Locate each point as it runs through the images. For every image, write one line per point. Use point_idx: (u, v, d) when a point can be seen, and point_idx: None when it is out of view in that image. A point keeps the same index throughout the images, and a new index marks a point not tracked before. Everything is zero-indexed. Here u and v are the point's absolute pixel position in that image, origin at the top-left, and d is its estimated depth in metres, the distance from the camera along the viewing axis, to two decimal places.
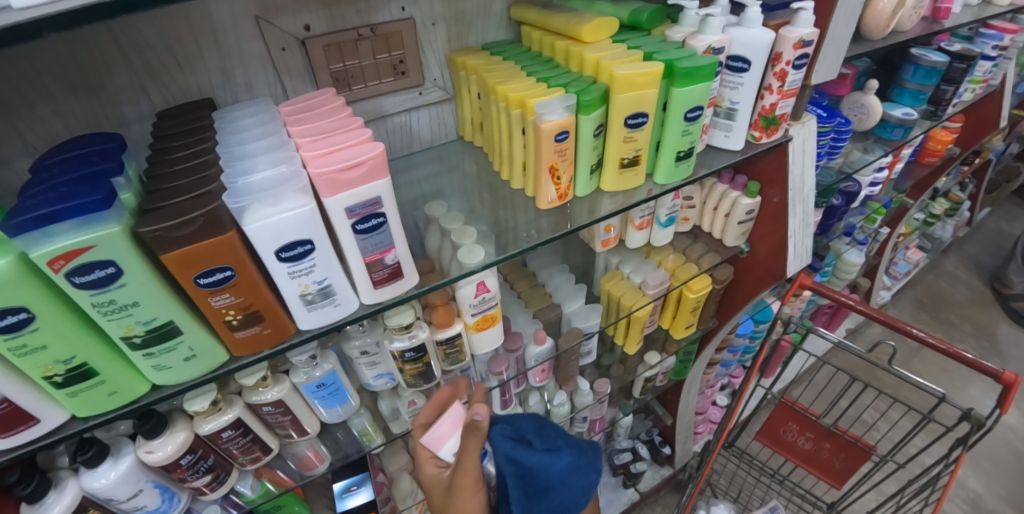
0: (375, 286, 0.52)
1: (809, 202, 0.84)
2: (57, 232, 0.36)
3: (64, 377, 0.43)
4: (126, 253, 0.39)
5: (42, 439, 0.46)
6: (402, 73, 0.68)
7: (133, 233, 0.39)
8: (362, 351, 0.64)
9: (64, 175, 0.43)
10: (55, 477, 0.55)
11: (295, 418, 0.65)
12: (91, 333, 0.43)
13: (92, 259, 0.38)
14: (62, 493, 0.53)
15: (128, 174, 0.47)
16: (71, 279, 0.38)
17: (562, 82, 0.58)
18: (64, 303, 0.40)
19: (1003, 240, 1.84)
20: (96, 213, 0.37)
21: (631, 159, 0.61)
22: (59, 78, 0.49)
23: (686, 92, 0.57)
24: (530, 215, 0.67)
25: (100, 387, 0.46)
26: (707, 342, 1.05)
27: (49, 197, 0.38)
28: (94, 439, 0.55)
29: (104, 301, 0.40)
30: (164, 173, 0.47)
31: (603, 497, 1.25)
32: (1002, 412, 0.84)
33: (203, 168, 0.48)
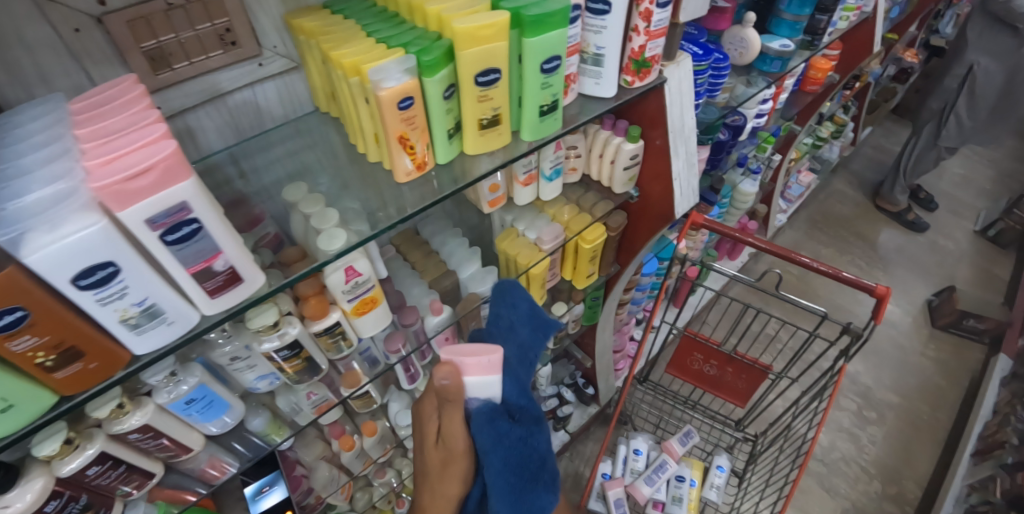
0: (211, 296, 0.47)
1: (691, 141, 0.85)
2: None
3: None
4: None
5: None
6: (233, 43, 0.60)
7: None
8: (232, 357, 0.59)
9: None
10: None
11: (173, 438, 0.60)
12: None
13: None
14: None
15: None
16: None
17: (403, 41, 0.53)
18: None
19: (882, 158, 2.02)
20: None
21: (491, 119, 0.58)
22: None
23: (538, 41, 0.53)
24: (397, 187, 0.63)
25: None
26: (612, 286, 1.08)
27: None
28: None
29: None
30: None
31: None
32: (876, 323, 0.92)
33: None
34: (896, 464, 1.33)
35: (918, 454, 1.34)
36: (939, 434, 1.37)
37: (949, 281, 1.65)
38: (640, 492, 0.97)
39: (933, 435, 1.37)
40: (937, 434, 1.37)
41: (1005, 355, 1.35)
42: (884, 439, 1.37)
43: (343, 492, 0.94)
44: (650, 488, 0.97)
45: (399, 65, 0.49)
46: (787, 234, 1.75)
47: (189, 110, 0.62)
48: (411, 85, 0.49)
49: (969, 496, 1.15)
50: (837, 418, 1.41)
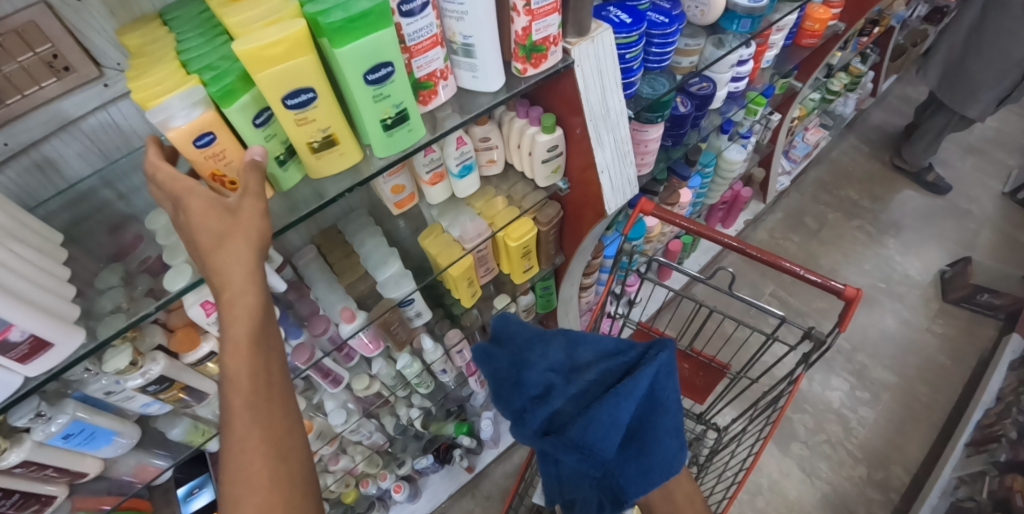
0: (22, 363, 0.45)
1: (620, 127, 0.75)
2: None
3: None
4: None
5: None
6: (65, 69, 0.56)
7: None
8: (107, 391, 0.59)
9: None
10: None
11: (61, 467, 0.62)
12: None
13: None
14: None
15: None
16: None
17: (205, 64, 0.46)
18: None
19: (907, 107, 1.79)
20: None
21: (323, 141, 0.50)
22: None
23: (352, 51, 0.45)
24: None
25: None
26: (563, 275, 1.02)
27: None
28: None
29: None
30: None
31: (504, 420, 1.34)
32: (841, 330, 0.82)
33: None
34: (886, 448, 1.27)
35: (910, 439, 1.27)
36: (936, 417, 1.28)
37: (970, 248, 1.47)
38: None
39: (930, 418, 1.28)
40: (934, 417, 1.28)
41: (1020, 335, 1.26)
42: (875, 422, 1.30)
43: None
44: None
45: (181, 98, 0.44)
46: (792, 198, 1.59)
47: (41, 141, 0.60)
48: (201, 120, 0.45)
49: (957, 489, 1.09)
50: (827, 398, 1.34)
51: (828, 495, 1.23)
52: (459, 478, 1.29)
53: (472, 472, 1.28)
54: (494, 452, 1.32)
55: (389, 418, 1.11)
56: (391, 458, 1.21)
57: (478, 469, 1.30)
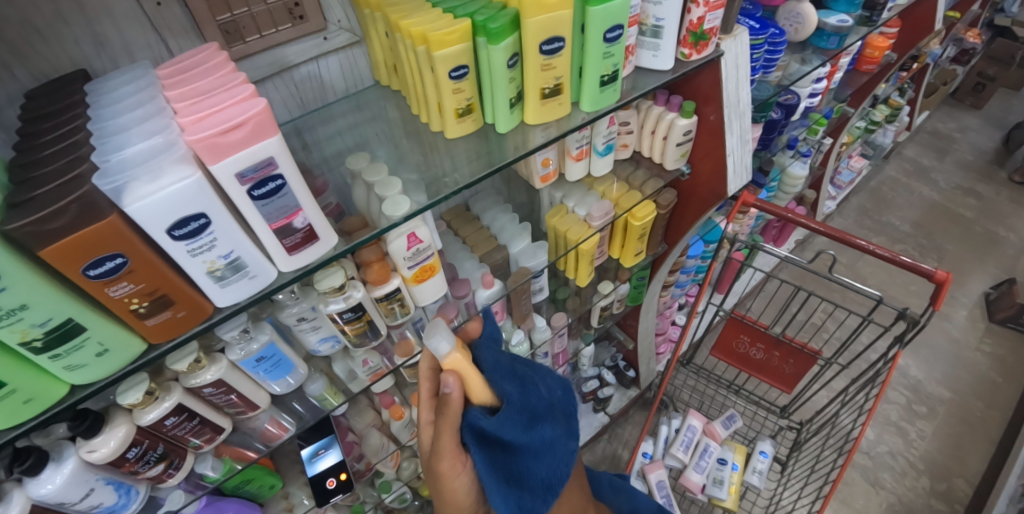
0: (289, 253, 0.49)
1: (746, 117, 0.84)
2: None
3: (44, 341, 0.41)
4: (99, 245, 0.38)
5: (41, 414, 0.46)
6: (301, 17, 0.63)
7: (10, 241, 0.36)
8: (299, 318, 0.62)
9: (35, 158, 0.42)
10: (54, 449, 0.54)
11: (243, 395, 0.63)
12: (67, 294, 0.40)
13: (99, 253, 0.38)
14: (59, 466, 0.53)
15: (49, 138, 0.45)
16: (85, 272, 0.39)
17: (469, 10, 0.54)
18: (33, 279, 0.38)
19: (932, 149, 1.96)
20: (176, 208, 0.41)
21: (553, 88, 0.58)
22: None
23: (602, 10, 0.53)
24: (456, 157, 0.66)
25: (87, 347, 0.44)
26: (659, 267, 1.07)
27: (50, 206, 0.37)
28: (87, 410, 0.54)
29: (14, 306, 0.37)
30: (77, 139, 0.44)
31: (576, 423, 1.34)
32: (934, 309, 0.88)
33: (75, 167, 0.41)
34: (946, 461, 1.30)
35: (970, 452, 1.31)
36: (993, 432, 1.33)
37: (1007, 273, 1.58)
38: (691, 481, 0.96)
39: (986, 433, 1.33)
40: (990, 432, 1.33)
41: None
42: (933, 435, 1.34)
43: (392, 458, 0.97)
44: (699, 477, 0.97)
45: (462, 34, 0.51)
46: (836, 223, 1.70)
47: (258, 83, 0.65)
48: None
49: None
50: (885, 411, 1.39)
51: (894, 506, 1.24)
52: None
53: None
54: None
55: None
56: None
57: None
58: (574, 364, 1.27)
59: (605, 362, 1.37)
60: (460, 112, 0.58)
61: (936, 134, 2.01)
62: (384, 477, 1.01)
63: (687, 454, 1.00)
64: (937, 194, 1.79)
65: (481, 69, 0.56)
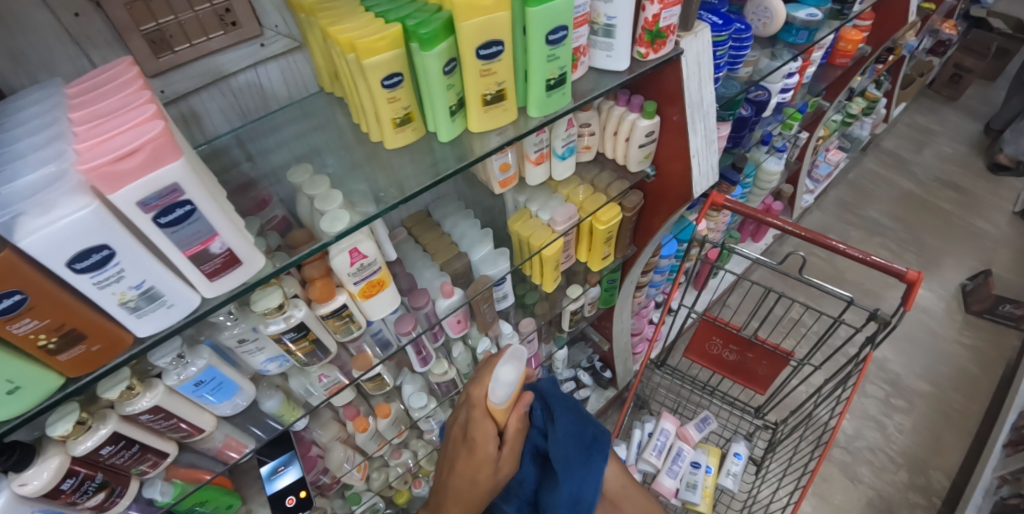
0: (210, 279, 0.47)
1: (710, 116, 0.81)
2: None
3: None
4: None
5: None
6: (233, 24, 0.60)
7: None
8: (240, 339, 0.60)
9: None
10: None
11: (185, 420, 0.61)
12: None
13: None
14: None
15: None
16: None
17: (402, 15, 0.51)
18: None
19: (911, 141, 1.96)
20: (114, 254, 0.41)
21: (495, 94, 0.55)
22: None
23: (543, 11, 0.50)
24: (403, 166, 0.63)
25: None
26: (629, 268, 1.06)
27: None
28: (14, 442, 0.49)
29: None
30: None
31: None
32: (906, 310, 0.86)
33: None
34: (924, 454, 1.30)
35: (948, 444, 1.31)
36: (971, 424, 1.33)
37: (984, 265, 1.58)
38: (664, 486, 0.95)
39: (964, 425, 1.33)
40: (968, 424, 1.33)
41: None
42: (911, 428, 1.34)
43: (360, 471, 0.95)
44: (672, 482, 0.95)
45: (391, 40, 0.48)
46: (815, 216, 1.70)
47: (192, 93, 0.62)
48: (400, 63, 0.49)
49: (1000, 488, 1.13)
50: (864, 406, 1.38)
51: (873, 500, 1.24)
52: None
53: None
54: None
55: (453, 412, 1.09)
56: None
57: None
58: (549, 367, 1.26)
59: (581, 363, 1.35)
60: (397, 121, 0.55)
61: (915, 126, 2.01)
62: (353, 488, 1.00)
63: (660, 459, 0.98)
64: (915, 186, 1.79)
65: (416, 75, 0.53)
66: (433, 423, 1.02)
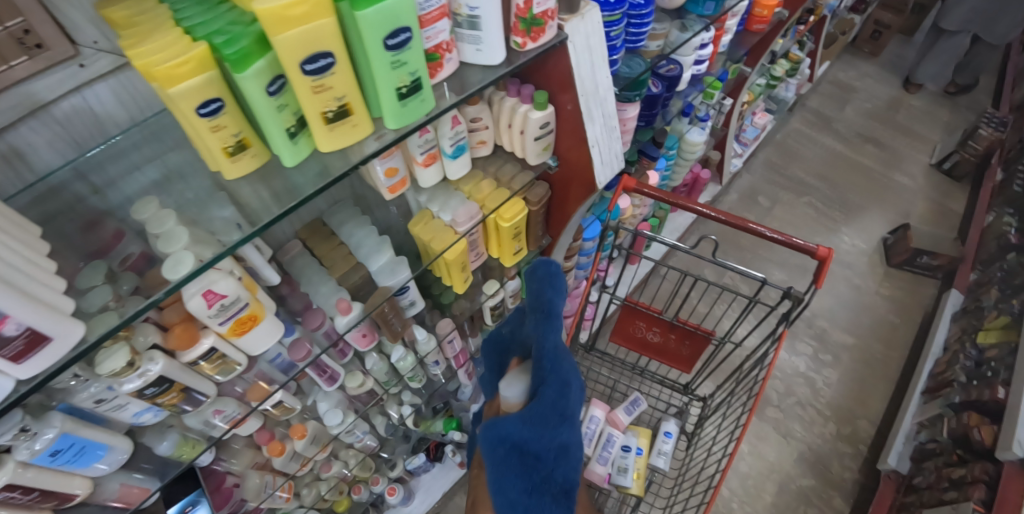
0: (15, 362, 0.41)
1: (608, 102, 0.77)
2: None
3: None
4: None
5: None
6: (37, 46, 0.52)
7: None
8: (97, 399, 0.54)
9: None
10: None
11: (50, 492, 0.56)
12: None
13: None
14: None
15: None
16: None
17: (211, 30, 0.45)
18: None
19: (836, 97, 1.99)
20: None
21: (338, 110, 0.50)
22: None
23: (373, 14, 0.45)
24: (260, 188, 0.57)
25: None
26: (548, 257, 1.04)
27: None
28: None
29: None
30: None
31: None
32: (817, 287, 0.87)
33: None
34: (851, 404, 1.37)
35: (872, 393, 1.38)
36: (893, 372, 1.40)
37: (903, 217, 1.64)
38: (595, 473, 0.96)
39: (886, 373, 1.40)
40: (891, 373, 1.40)
41: (956, 290, 1.41)
42: (839, 381, 1.40)
43: (282, 491, 0.94)
44: (603, 468, 0.96)
45: (197, 63, 0.42)
46: (745, 179, 1.71)
47: (6, 128, 0.54)
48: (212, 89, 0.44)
49: (919, 434, 1.21)
50: (794, 363, 1.43)
51: (804, 454, 1.30)
52: (452, 475, 1.29)
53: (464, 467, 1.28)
54: None
55: (380, 417, 1.10)
56: (382, 462, 1.19)
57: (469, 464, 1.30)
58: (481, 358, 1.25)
59: None
60: (231, 148, 0.50)
61: (839, 81, 2.04)
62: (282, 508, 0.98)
63: (591, 447, 0.99)
64: (838, 142, 1.82)
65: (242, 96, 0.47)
66: (358, 432, 1.00)
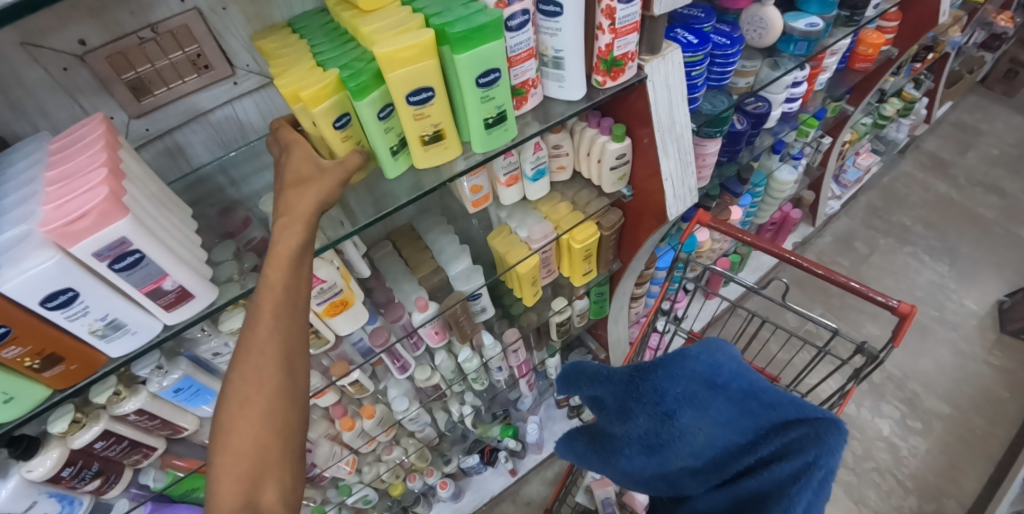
0: (167, 310, 0.53)
1: (684, 138, 0.80)
2: None
3: None
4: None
5: None
6: (205, 67, 0.65)
7: None
8: (215, 352, 0.67)
9: None
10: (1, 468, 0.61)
11: (167, 420, 0.68)
12: None
13: None
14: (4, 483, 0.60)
15: None
16: None
17: (341, 63, 0.54)
18: None
19: (962, 134, 1.80)
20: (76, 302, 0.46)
21: (433, 135, 0.58)
22: None
23: (470, 57, 0.52)
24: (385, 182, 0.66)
25: None
26: (617, 281, 1.07)
27: None
28: (22, 435, 0.60)
29: None
30: None
31: (549, 428, 1.38)
32: (894, 346, 0.81)
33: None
34: (938, 481, 1.23)
35: (964, 472, 1.23)
36: (993, 451, 1.24)
37: None
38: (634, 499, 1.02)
39: (986, 452, 1.25)
40: (990, 450, 1.25)
41: None
42: (927, 452, 1.27)
43: (348, 464, 1.03)
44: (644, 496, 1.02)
45: (334, 86, 0.52)
46: (842, 223, 1.60)
47: (175, 129, 0.68)
48: (341, 103, 0.54)
49: None
50: (876, 425, 1.31)
51: None
52: (500, 482, 1.32)
53: (515, 476, 1.32)
54: (537, 458, 1.35)
55: (442, 413, 1.16)
56: (438, 456, 1.26)
57: (520, 473, 1.33)
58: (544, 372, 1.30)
59: None
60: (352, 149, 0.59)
61: (965, 124, 1.84)
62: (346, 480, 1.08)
63: None
64: (954, 190, 1.65)
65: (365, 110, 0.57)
66: (421, 423, 1.08)
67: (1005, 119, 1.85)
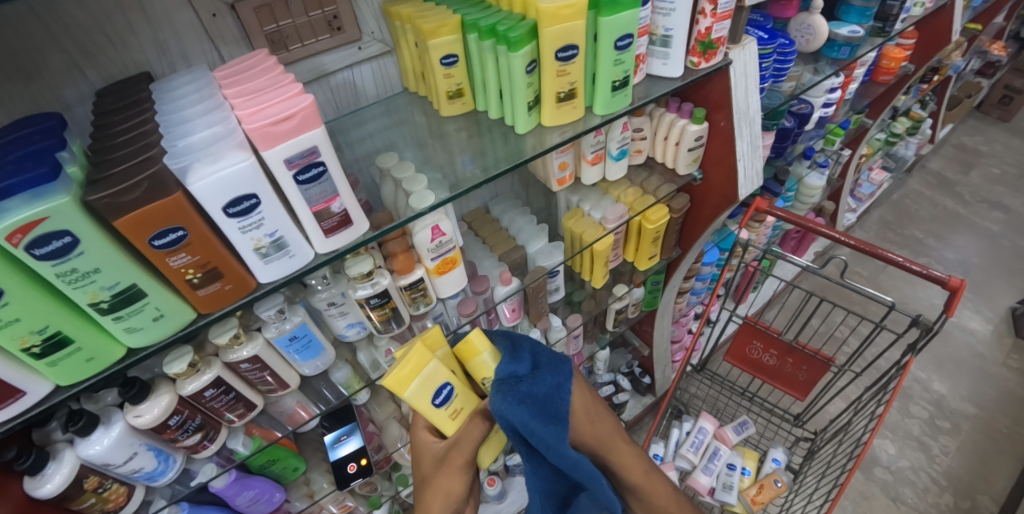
0: (326, 235, 0.54)
1: (755, 123, 0.87)
2: (52, 191, 0.40)
3: (111, 302, 0.46)
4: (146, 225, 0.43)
5: (105, 371, 0.52)
6: (338, 29, 0.69)
7: (82, 202, 0.41)
8: (329, 302, 0.67)
9: (15, 150, 0.43)
10: (105, 413, 0.59)
11: (274, 372, 0.68)
12: (126, 257, 0.45)
13: (165, 224, 0.43)
14: (109, 429, 0.58)
15: (75, 149, 0.48)
16: (150, 242, 0.44)
17: (491, 22, 0.60)
18: (108, 243, 0.43)
19: (965, 156, 1.98)
20: (250, 214, 0.47)
21: (567, 93, 0.64)
22: (10, 60, 0.51)
23: (613, 20, 0.59)
24: (509, 143, 0.71)
25: (145, 311, 0.49)
26: (673, 271, 1.12)
27: (19, 169, 0.40)
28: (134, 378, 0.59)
29: (66, 270, 0.42)
30: (108, 146, 0.48)
31: None
32: (949, 317, 0.87)
33: (144, 138, 0.48)
34: (972, 478, 1.27)
35: (997, 468, 1.27)
36: (1020, 449, 1.30)
37: None
38: (698, 480, 1.07)
39: (1013, 449, 1.30)
40: (1018, 449, 1.30)
41: None
42: (958, 450, 1.31)
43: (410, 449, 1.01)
44: (707, 479, 1.06)
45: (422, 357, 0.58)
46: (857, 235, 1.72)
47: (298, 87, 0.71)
48: (437, 382, 0.60)
49: None
50: (907, 426, 1.36)
51: None
52: None
53: None
54: None
55: None
56: None
57: None
58: (589, 367, 1.34)
59: (620, 368, 1.43)
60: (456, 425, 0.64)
61: (964, 148, 2.02)
62: (401, 471, 1.04)
63: (697, 456, 1.10)
64: (961, 206, 1.80)
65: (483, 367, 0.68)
66: None
67: (1003, 143, 2.04)
